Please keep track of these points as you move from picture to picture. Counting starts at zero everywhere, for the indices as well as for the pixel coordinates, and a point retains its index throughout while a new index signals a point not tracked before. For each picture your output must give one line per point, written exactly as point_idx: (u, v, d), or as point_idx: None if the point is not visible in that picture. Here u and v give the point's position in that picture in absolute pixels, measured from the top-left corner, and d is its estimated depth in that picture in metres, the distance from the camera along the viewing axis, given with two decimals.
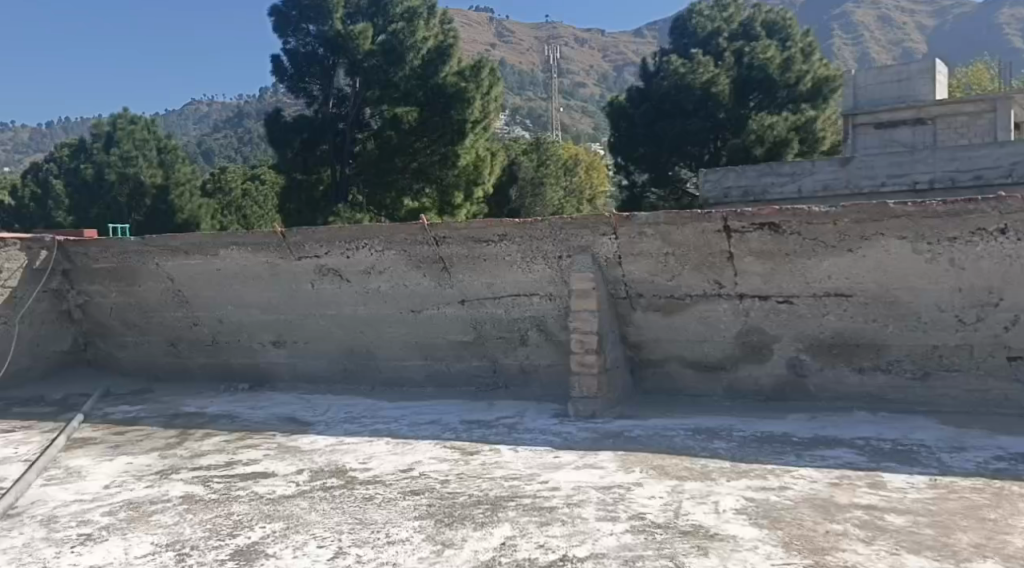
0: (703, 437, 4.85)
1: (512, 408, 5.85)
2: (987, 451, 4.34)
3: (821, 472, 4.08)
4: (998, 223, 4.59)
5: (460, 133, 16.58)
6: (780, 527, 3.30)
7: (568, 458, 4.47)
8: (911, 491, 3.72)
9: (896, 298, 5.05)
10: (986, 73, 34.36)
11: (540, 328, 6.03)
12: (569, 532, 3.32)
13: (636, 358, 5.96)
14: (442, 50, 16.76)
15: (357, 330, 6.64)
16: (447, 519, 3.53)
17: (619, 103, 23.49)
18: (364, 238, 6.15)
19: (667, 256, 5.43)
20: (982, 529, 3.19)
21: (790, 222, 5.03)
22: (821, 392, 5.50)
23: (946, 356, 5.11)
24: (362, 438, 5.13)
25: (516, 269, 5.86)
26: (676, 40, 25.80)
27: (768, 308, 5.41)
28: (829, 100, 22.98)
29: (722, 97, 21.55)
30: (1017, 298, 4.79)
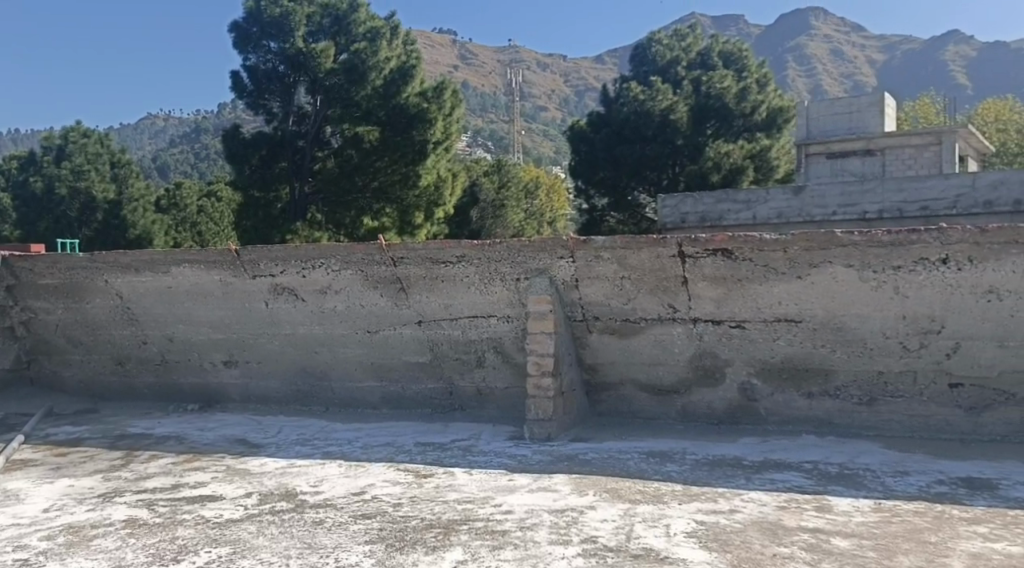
0: (656, 460, 4.90)
1: (467, 430, 5.84)
2: (929, 475, 4.45)
3: (770, 496, 4.14)
4: (939, 253, 4.74)
5: (422, 153, 16.61)
6: (729, 550, 3.34)
7: (522, 481, 4.47)
8: (856, 514, 3.80)
9: (843, 325, 5.18)
10: (932, 107, 35.57)
11: (496, 349, 6.03)
12: (521, 557, 3.31)
13: (591, 381, 5.99)
14: (404, 70, 16.82)
15: (311, 350, 6.57)
16: (398, 543, 3.50)
17: (579, 127, 23.69)
18: (321, 257, 6.10)
19: (622, 280, 5.48)
20: (922, 552, 3.27)
21: (742, 249, 5.13)
22: (771, 415, 5.59)
23: (890, 382, 5.24)
24: (313, 460, 5.07)
25: (473, 290, 5.86)
26: (636, 68, 26.07)
27: (721, 332, 5.49)
28: (783, 130, 23.65)
29: (681, 123, 22.02)
30: (957, 325, 4.95)
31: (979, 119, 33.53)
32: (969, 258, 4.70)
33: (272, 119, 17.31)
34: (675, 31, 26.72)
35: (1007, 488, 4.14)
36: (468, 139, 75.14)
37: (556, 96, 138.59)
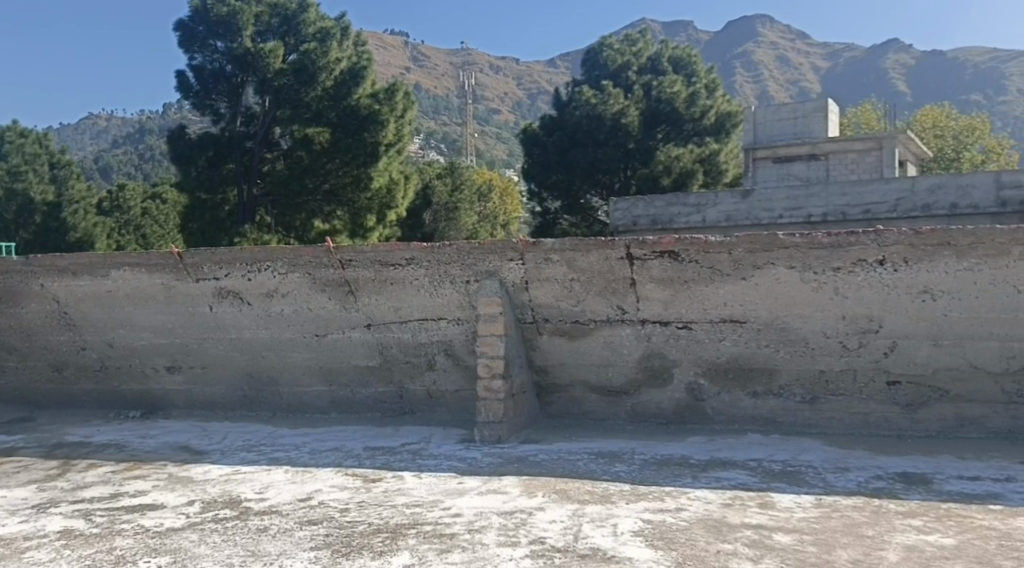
0: (605, 460, 4.94)
1: (417, 433, 5.81)
2: (869, 470, 4.57)
3: (715, 493, 4.21)
4: (877, 255, 4.88)
5: (373, 155, 16.47)
6: (674, 548, 3.39)
7: (472, 483, 4.47)
8: (797, 510, 3.89)
9: (786, 325, 5.29)
10: (873, 113, 36.60)
11: (447, 352, 6.01)
12: (468, 559, 3.31)
13: (542, 383, 6.01)
14: (355, 72, 16.69)
15: (258, 354, 6.47)
16: (345, 549, 3.47)
17: (532, 130, 23.75)
18: (267, 259, 6.00)
19: (572, 282, 5.52)
20: (860, 546, 3.36)
21: (688, 250, 5.21)
22: (717, 414, 5.68)
23: (832, 381, 5.37)
24: (259, 466, 4.99)
25: (423, 293, 5.83)
26: (587, 72, 26.33)
27: (669, 333, 5.56)
28: (732, 135, 24.01)
29: (632, 127, 22.37)
30: (894, 325, 5.09)
31: (918, 125, 34.49)
32: (904, 259, 4.85)
33: (219, 120, 17.02)
34: (626, 36, 27.01)
35: (941, 482, 4.28)
36: (422, 141, 74.88)
37: (509, 99, 138.84)
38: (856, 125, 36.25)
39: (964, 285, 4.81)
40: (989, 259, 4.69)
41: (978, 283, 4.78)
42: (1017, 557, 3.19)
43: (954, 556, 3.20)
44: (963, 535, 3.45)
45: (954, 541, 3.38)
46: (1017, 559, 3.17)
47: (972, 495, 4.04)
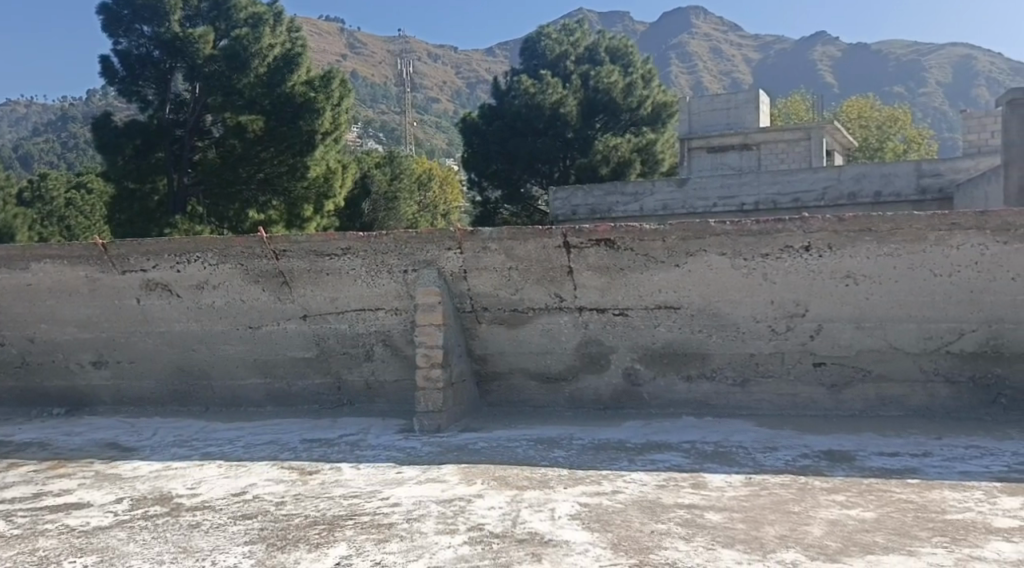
0: (544, 447, 4.98)
1: (355, 425, 5.77)
2: (796, 449, 4.73)
3: (650, 475, 4.30)
4: (803, 241, 5.03)
5: (309, 144, 16.17)
6: (610, 529, 3.45)
7: (410, 473, 4.47)
8: (728, 489, 4.00)
9: (718, 311, 5.42)
10: (804, 104, 37.57)
11: (385, 342, 5.98)
12: (407, 548, 3.31)
13: (482, 372, 6.02)
14: (289, 58, 16.34)
15: (189, 348, 6.32)
16: (280, 542, 3.43)
17: (471, 119, 23.69)
18: (198, 250, 5.86)
19: (510, 270, 5.53)
20: (787, 521, 3.48)
21: (623, 238, 5.27)
22: (653, 399, 5.78)
23: (761, 363, 5.53)
24: (190, 462, 4.89)
25: (360, 283, 5.77)
26: (526, 61, 26.52)
27: (606, 320, 5.63)
28: (667, 125, 24.32)
29: (570, 117, 22.61)
30: (820, 309, 5.26)
31: (844, 116, 35.46)
32: (829, 245, 5.02)
33: (146, 107, 16.45)
34: (564, 25, 27.13)
35: (864, 459, 4.46)
36: (359, 129, 73.81)
37: (447, 87, 137.93)
38: (786, 116, 37.07)
39: (884, 271, 5.01)
40: (908, 244, 4.89)
41: (898, 267, 4.97)
42: (932, 526, 3.35)
43: (875, 529, 3.34)
44: (884, 509, 3.60)
45: (875, 514, 3.52)
46: (932, 529, 3.32)
47: (892, 470, 4.23)
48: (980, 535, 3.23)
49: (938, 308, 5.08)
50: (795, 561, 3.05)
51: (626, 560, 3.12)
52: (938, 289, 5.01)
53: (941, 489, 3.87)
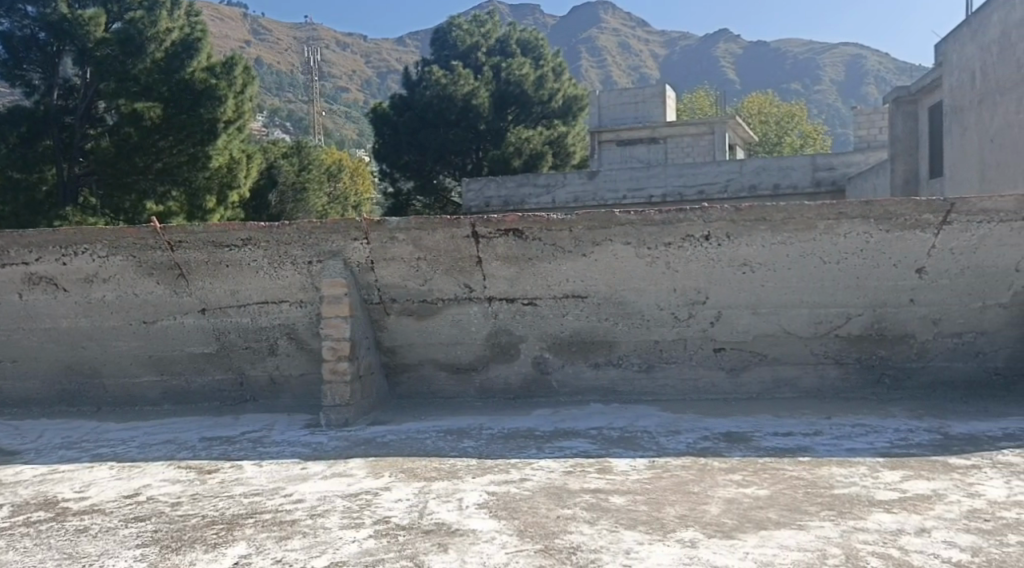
0: (453, 437, 4.97)
1: (259, 421, 5.62)
2: (697, 432, 4.87)
3: (557, 462, 4.35)
4: (703, 230, 5.18)
5: (210, 133, 15.63)
6: (517, 517, 3.47)
7: (316, 468, 4.38)
8: (632, 473, 4.09)
9: (623, 299, 5.52)
10: (707, 100, 38.88)
11: (290, 336, 5.83)
12: (309, 544, 3.24)
13: (391, 363, 5.95)
14: (188, 43, 15.70)
15: (77, 345, 6.02)
16: (175, 544, 3.31)
17: (382, 110, 23.51)
18: (85, 242, 5.55)
19: (418, 261, 5.47)
20: (687, 502, 3.58)
21: (531, 228, 5.29)
22: (562, 386, 5.85)
23: (665, 350, 5.67)
24: (80, 463, 4.67)
25: (262, 275, 5.60)
26: (436, 52, 26.49)
27: (515, 310, 5.65)
28: (578, 117, 24.57)
29: (482, 109, 22.55)
30: (719, 296, 5.43)
31: (745, 112, 36.71)
32: (727, 234, 5.17)
33: (32, 92, 15.72)
34: (475, 17, 27.13)
35: (759, 439, 4.63)
36: (265, 118, 71.95)
37: (357, 75, 135.67)
38: (691, 110, 38.16)
39: (778, 258, 5.20)
40: (800, 233, 5.10)
41: (791, 255, 5.18)
42: (820, 501, 3.51)
43: (767, 506, 3.47)
44: (776, 486, 3.74)
45: (769, 491, 3.67)
46: (821, 503, 3.48)
47: (785, 449, 4.41)
48: (864, 508, 3.40)
49: (828, 294, 5.32)
50: (693, 539, 3.14)
51: (532, 546, 3.14)
52: (828, 275, 5.24)
53: (830, 465, 4.06)
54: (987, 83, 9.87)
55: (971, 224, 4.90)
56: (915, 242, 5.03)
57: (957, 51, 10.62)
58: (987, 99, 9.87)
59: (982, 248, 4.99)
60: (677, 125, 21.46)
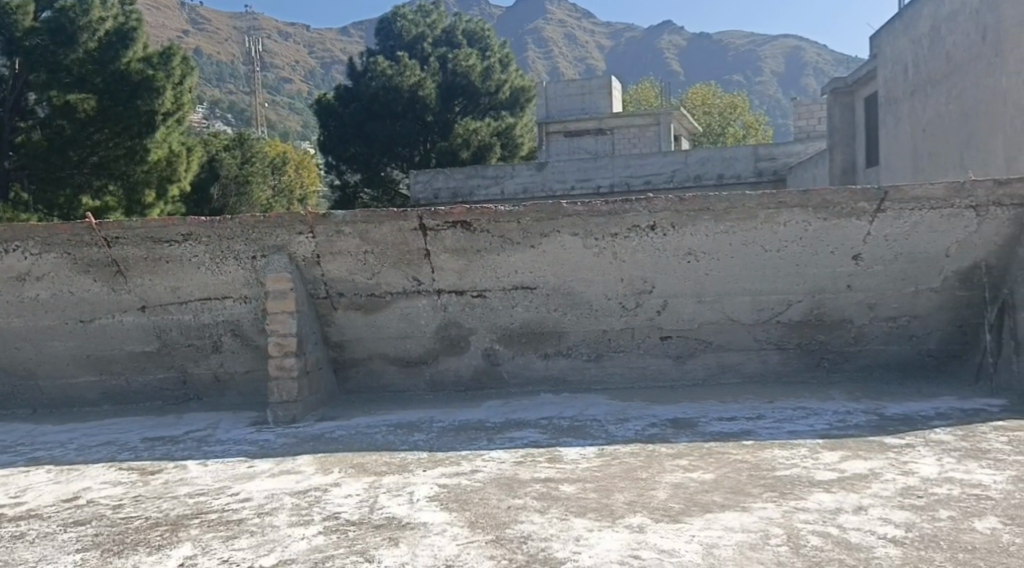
0: (403, 431, 4.95)
1: (203, 420, 5.51)
2: (644, 419, 4.94)
3: (508, 453, 4.36)
4: (649, 221, 5.24)
5: (149, 125, 15.19)
6: (468, 508, 3.48)
7: (263, 466, 4.32)
8: (581, 461, 4.13)
9: (571, 290, 5.56)
10: (651, 91, 39.36)
11: (234, 333, 5.73)
12: (257, 543, 3.20)
13: (339, 358, 5.90)
14: (123, 33, 15.24)
15: (10, 346, 5.83)
16: (117, 547, 3.24)
17: (327, 101, 23.21)
18: (16, 239, 5.36)
19: (365, 254, 5.42)
20: (635, 488, 3.63)
21: (478, 220, 5.27)
22: (512, 377, 5.87)
23: (613, 339, 5.73)
24: (15, 468, 4.52)
25: (203, 270, 5.48)
26: (382, 42, 26.22)
27: (464, 302, 5.64)
28: (526, 109, 24.58)
29: (429, 100, 22.41)
30: (665, 285, 5.50)
31: (689, 103, 37.20)
32: (672, 224, 5.25)
33: None
34: (420, 7, 26.92)
35: (704, 424, 4.72)
36: (206, 109, 70.41)
37: (301, 65, 133.38)
38: (636, 102, 38.50)
39: (721, 247, 5.29)
40: (741, 222, 5.19)
41: (734, 244, 5.28)
42: (763, 483, 3.60)
43: (713, 489, 3.55)
44: (721, 470, 3.82)
45: (714, 475, 3.74)
46: (764, 485, 3.57)
47: (729, 433, 4.50)
48: (805, 488, 3.50)
49: (769, 281, 5.44)
50: (641, 525, 3.18)
51: (483, 537, 3.16)
52: (769, 263, 5.35)
53: (772, 448, 4.16)
54: (919, 75, 10.18)
55: (904, 212, 5.06)
56: (852, 229, 5.17)
57: (890, 44, 10.93)
58: (920, 90, 10.18)
59: (914, 234, 5.16)
60: (622, 116, 21.72)
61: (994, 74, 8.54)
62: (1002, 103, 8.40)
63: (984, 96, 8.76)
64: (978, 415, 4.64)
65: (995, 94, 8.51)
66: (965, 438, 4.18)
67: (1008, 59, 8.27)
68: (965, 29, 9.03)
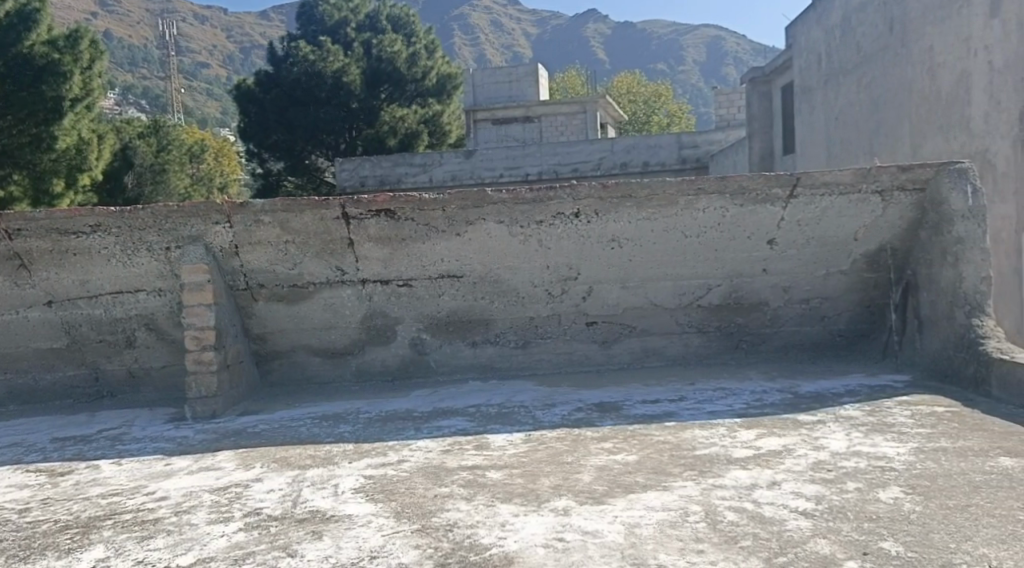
0: (328, 423, 4.88)
1: (117, 418, 5.31)
2: (571, 404, 4.99)
3: (435, 442, 4.35)
4: (573, 208, 5.30)
5: (56, 112, 14.52)
6: (394, 499, 3.45)
7: (181, 463, 4.19)
8: (508, 447, 4.15)
9: (498, 277, 5.56)
10: (577, 79, 39.75)
11: (148, 326, 5.54)
12: (174, 542, 3.11)
13: (261, 351, 5.76)
14: (25, 14, 14.38)
15: None
16: (23, 553, 3.10)
17: (247, 86, 22.64)
18: None
19: (286, 244, 5.32)
20: (560, 472, 3.66)
21: (403, 208, 5.23)
22: (439, 366, 5.82)
23: (540, 325, 5.77)
24: None
25: (114, 263, 5.29)
26: (303, 27, 25.76)
27: (389, 292, 5.59)
28: (453, 97, 24.53)
29: (354, 86, 22.09)
30: (590, 272, 5.57)
31: (614, 92, 37.70)
32: (595, 211, 5.32)
33: None
34: None
35: (629, 407, 4.80)
36: (118, 94, 67.62)
37: (219, 48, 129.31)
38: (563, 89, 38.85)
39: (644, 233, 5.39)
40: (662, 209, 5.31)
41: (655, 231, 5.38)
42: (683, 462, 3.68)
43: (636, 470, 3.61)
44: (643, 451, 3.90)
45: (637, 457, 3.82)
46: (683, 464, 3.65)
47: (652, 416, 4.58)
48: (722, 466, 3.60)
49: (689, 266, 5.55)
50: (566, 508, 3.22)
51: (409, 527, 3.14)
52: (689, 248, 5.46)
53: (692, 428, 4.26)
54: (831, 65, 10.53)
55: (814, 197, 5.25)
56: (766, 215, 5.32)
57: (804, 34, 11.29)
58: (832, 80, 10.54)
59: (824, 219, 5.34)
60: (549, 104, 21.96)
61: (900, 64, 8.91)
62: (908, 92, 8.78)
63: (891, 85, 9.12)
64: (885, 391, 4.86)
65: (901, 84, 8.88)
66: (873, 413, 4.36)
67: (912, 49, 8.64)
68: (873, 21, 9.38)
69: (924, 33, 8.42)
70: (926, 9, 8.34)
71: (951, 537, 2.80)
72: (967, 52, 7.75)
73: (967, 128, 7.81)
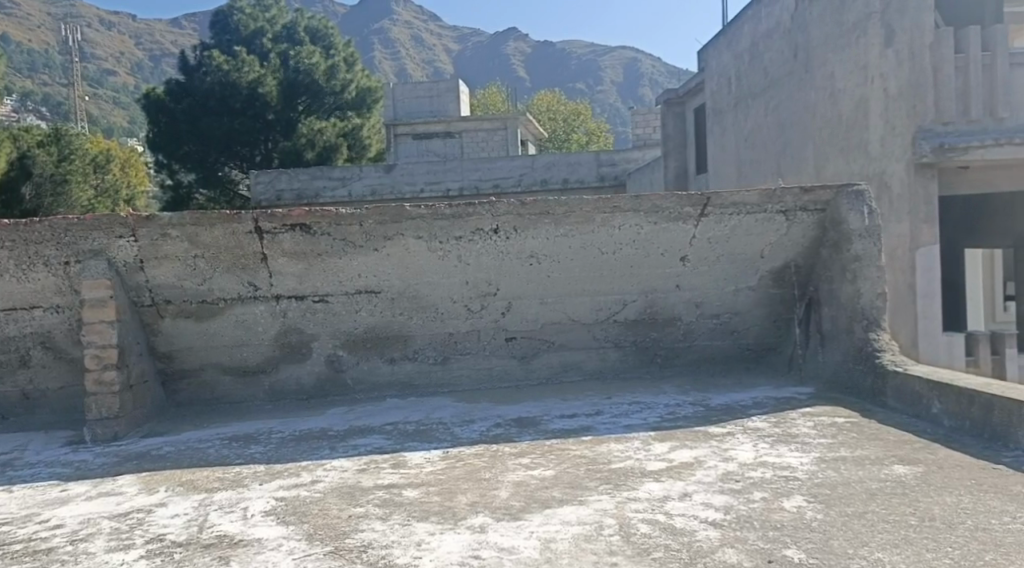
0: (238, 444, 4.74)
1: (9, 442, 5.02)
2: (490, 420, 4.99)
3: (351, 461, 4.27)
4: (492, 224, 5.32)
5: None
6: (306, 520, 3.37)
7: (79, 489, 3.99)
8: (426, 465, 4.11)
9: (417, 294, 5.53)
10: (499, 96, 40.03)
11: (45, 345, 5.27)
12: None
13: (168, 370, 5.55)
14: None
15: None
16: None
17: (156, 95, 21.90)
18: None
19: (194, 258, 5.15)
20: (477, 488, 3.65)
21: (319, 223, 5.14)
22: (357, 383, 5.72)
23: (460, 342, 5.74)
24: None
25: (8, 279, 5.02)
26: (216, 36, 25.08)
27: (305, 308, 5.47)
28: (374, 110, 23.81)
29: (270, 97, 21.51)
30: (510, 288, 5.59)
31: (534, 109, 38.08)
32: (514, 227, 5.35)
33: None
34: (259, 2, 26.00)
35: (546, 422, 4.83)
36: (17, 102, 64.46)
37: (128, 56, 124.92)
38: (484, 106, 38.98)
39: (561, 250, 5.45)
40: (580, 226, 5.38)
41: (573, 246, 5.44)
42: (599, 476, 3.72)
43: (552, 485, 3.63)
44: (560, 466, 3.92)
45: (554, 471, 3.83)
46: (599, 478, 3.69)
47: (570, 430, 4.62)
48: (636, 479, 3.65)
49: (605, 282, 5.64)
50: (482, 524, 3.20)
51: (321, 549, 3.06)
52: (605, 264, 5.55)
53: (608, 442, 4.31)
54: (741, 88, 10.92)
55: (723, 216, 5.42)
56: (679, 232, 5.46)
57: (715, 58, 11.69)
58: (741, 103, 10.93)
59: (733, 237, 5.52)
60: (471, 120, 22.07)
61: (805, 89, 9.31)
62: (811, 116, 9.18)
63: (797, 108, 9.50)
64: (790, 402, 5.04)
65: (806, 108, 9.27)
66: (778, 424, 4.52)
67: (816, 75, 9.03)
68: (780, 47, 9.78)
69: (826, 60, 8.82)
70: (827, 37, 8.75)
71: (850, 542, 2.91)
72: (866, 79, 8.15)
73: (866, 151, 8.21)
